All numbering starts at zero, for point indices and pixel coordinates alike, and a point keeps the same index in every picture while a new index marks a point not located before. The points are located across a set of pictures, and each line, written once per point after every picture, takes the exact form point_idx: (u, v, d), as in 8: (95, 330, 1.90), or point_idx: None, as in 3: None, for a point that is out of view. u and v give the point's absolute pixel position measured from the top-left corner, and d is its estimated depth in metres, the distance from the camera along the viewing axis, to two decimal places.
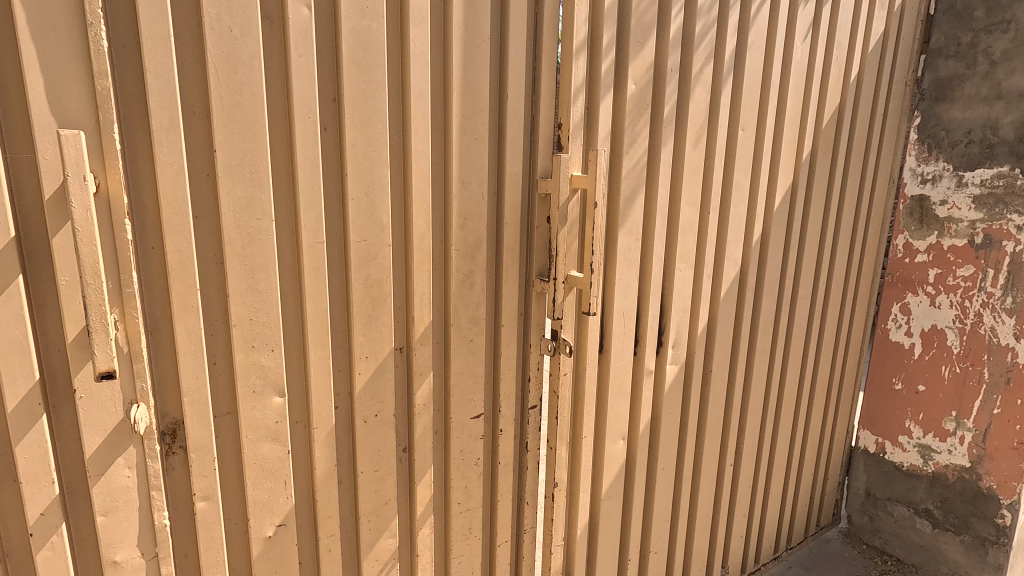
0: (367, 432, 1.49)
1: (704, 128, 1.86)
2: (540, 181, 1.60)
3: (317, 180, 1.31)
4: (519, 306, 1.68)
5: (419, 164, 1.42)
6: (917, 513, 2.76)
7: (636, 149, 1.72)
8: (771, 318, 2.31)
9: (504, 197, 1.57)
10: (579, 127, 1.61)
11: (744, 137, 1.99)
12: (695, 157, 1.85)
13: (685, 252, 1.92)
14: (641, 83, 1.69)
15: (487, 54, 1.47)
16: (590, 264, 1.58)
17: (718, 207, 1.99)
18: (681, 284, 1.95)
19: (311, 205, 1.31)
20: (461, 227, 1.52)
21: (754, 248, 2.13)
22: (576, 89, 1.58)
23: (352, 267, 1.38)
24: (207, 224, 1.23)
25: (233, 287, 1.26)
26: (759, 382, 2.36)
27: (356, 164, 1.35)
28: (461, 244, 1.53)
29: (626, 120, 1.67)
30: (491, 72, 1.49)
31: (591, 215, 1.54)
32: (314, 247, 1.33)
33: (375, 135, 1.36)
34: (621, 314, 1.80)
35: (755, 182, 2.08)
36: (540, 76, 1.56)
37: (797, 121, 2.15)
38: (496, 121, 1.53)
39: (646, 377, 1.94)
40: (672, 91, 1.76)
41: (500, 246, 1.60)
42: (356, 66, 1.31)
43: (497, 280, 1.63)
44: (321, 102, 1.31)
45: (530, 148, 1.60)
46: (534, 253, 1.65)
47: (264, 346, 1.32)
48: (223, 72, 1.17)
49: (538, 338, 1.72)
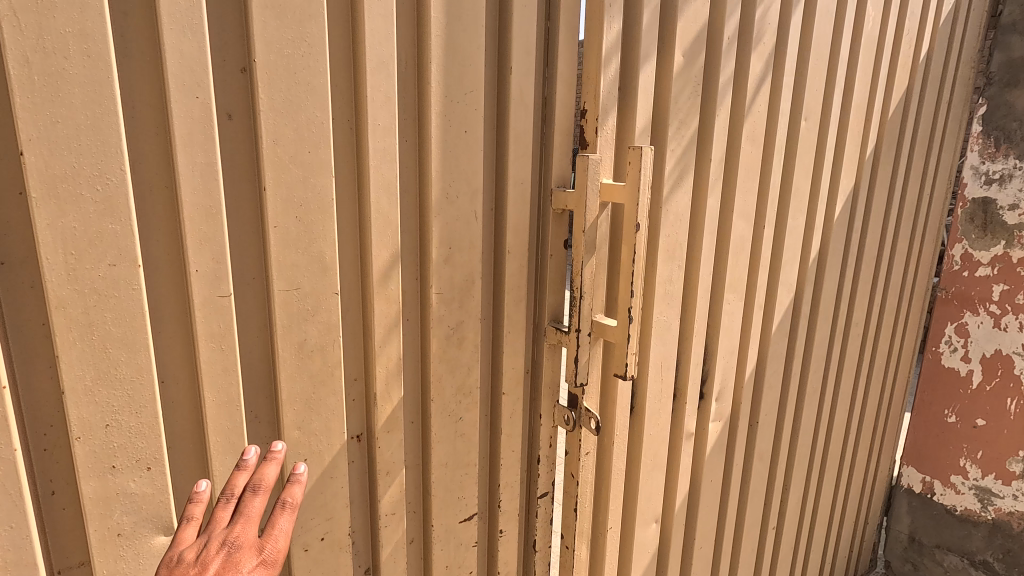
0: (309, 565, 1.01)
1: (763, 118, 1.40)
2: (556, 194, 1.12)
3: (216, 199, 0.82)
4: (525, 363, 1.22)
5: (380, 171, 0.94)
6: (972, 564, 2.41)
7: (682, 145, 1.25)
8: (823, 351, 1.90)
9: (506, 215, 1.09)
10: (613, 112, 1.12)
11: (807, 129, 1.54)
12: (753, 155, 1.40)
13: (736, 279, 1.48)
14: (692, 52, 1.21)
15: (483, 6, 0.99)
16: (626, 310, 1.11)
17: (774, 219, 1.55)
18: (729, 320, 1.50)
19: (206, 240, 0.82)
20: (445, 261, 1.04)
21: (812, 268, 1.70)
22: (607, 51, 1.08)
23: (279, 330, 0.90)
24: (22, 276, 0.73)
25: (72, 378, 0.76)
26: (808, 427, 1.95)
27: (281, 172, 0.85)
28: (444, 286, 1.05)
29: (671, 104, 1.20)
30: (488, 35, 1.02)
31: (630, 242, 1.08)
32: (211, 304, 0.84)
33: (310, 127, 0.87)
34: (658, 365, 1.36)
35: (816, 187, 1.64)
36: (557, 40, 1.08)
37: (864, 110, 1.71)
38: (494, 107, 1.06)
39: (685, 441, 1.50)
40: (728, 65, 1.29)
41: (499, 283, 1.14)
42: (276, 16, 0.81)
43: (495, 330, 1.17)
44: (218, 72, 0.81)
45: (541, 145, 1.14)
46: (546, 290, 1.20)
47: (133, 463, 0.83)
48: (26, 15, 0.66)
49: (551, 405, 1.26)
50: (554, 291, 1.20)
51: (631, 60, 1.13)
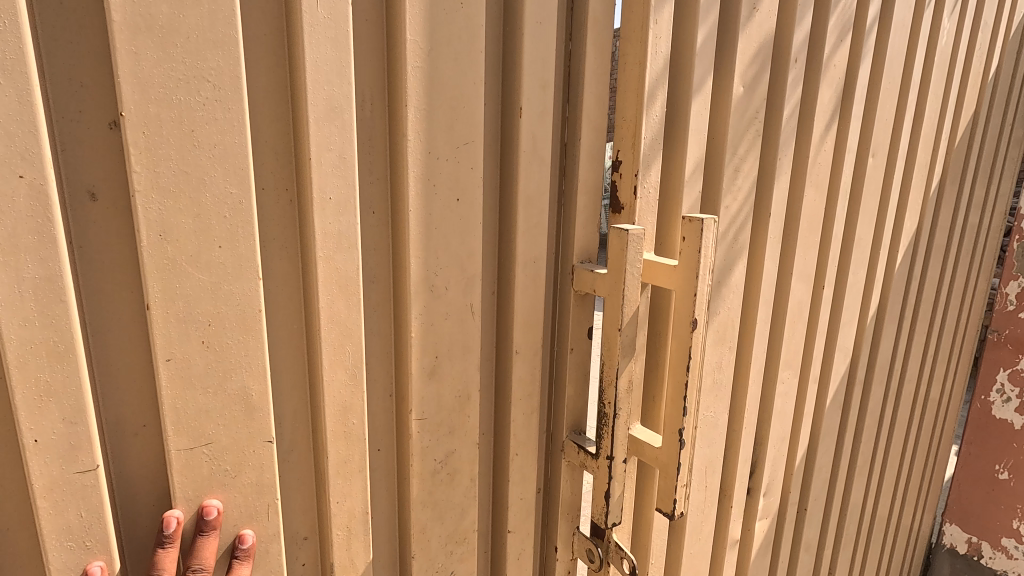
0: None
1: (830, 158, 1.12)
2: (578, 270, 0.85)
3: (63, 329, 0.52)
4: (536, 483, 0.93)
5: (334, 261, 0.65)
6: None
7: (738, 197, 0.97)
8: (876, 419, 1.62)
9: (512, 303, 0.81)
10: (656, 164, 0.83)
11: (874, 166, 1.26)
12: (815, 204, 1.12)
13: (791, 353, 1.20)
14: (752, 80, 0.93)
15: (483, 24, 0.71)
16: (673, 431, 0.81)
17: (834, 276, 1.27)
18: (782, 403, 1.22)
19: (50, 391, 0.52)
20: (431, 372, 0.75)
21: (870, 329, 1.42)
22: (650, 86, 0.79)
23: (181, 506, 0.60)
24: None
25: None
26: (856, 504, 1.68)
27: (176, 281, 0.56)
28: (429, 409, 0.76)
29: (728, 145, 0.91)
30: (488, 63, 0.74)
31: (684, 344, 0.78)
32: (64, 485, 0.54)
33: (220, 208, 0.57)
34: (703, 469, 1.07)
35: (879, 233, 1.36)
36: (580, 71, 0.80)
37: (931, 140, 1.44)
38: (496, 158, 0.78)
39: (729, 551, 1.22)
40: (793, 95, 1.00)
41: (503, 388, 0.86)
42: (159, 43, 0.52)
43: (497, 446, 0.88)
44: (68, 128, 0.51)
45: (559, 204, 0.86)
46: (564, 390, 0.92)
47: None
48: None
49: (570, 531, 0.98)
50: (573, 394, 0.92)
51: (678, 93, 0.84)
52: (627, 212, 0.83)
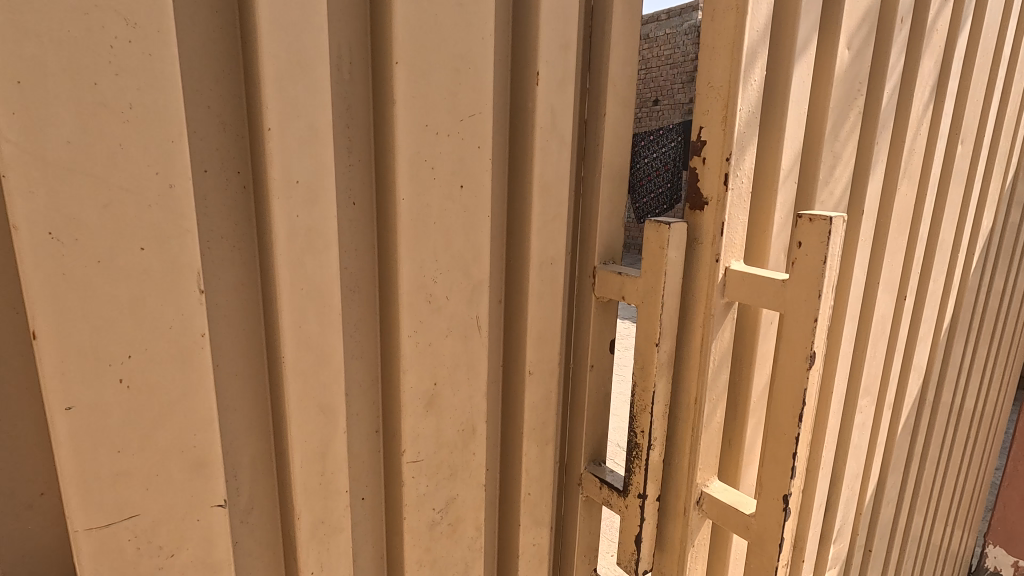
0: None
1: (922, 150, 1.01)
2: (600, 270, 0.73)
3: None
4: (552, 522, 0.80)
5: (307, 267, 0.50)
6: None
7: (830, 192, 0.87)
8: (940, 438, 1.53)
9: (526, 311, 0.68)
10: (751, 151, 0.72)
11: (960, 160, 1.15)
12: (908, 200, 1.01)
13: (871, 373, 1.08)
14: (856, 47, 0.82)
15: None
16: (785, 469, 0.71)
17: (916, 283, 1.16)
18: (861, 430, 1.11)
19: None
20: (432, 402, 0.61)
21: (944, 343, 1.33)
22: (746, 65, 0.68)
23: None
24: None
25: None
26: (915, 528, 1.59)
27: (78, 298, 0.40)
28: (429, 447, 0.62)
29: (826, 130, 0.81)
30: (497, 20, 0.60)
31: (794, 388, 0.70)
32: None
33: (140, 196, 0.41)
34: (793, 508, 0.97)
35: (959, 238, 1.26)
36: (606, 33, 0.68)
37: (1009, 137, 1.35)
38: (504, 138, 0.64)
39: None
40: (894, 72, 0.89)
41: (513, 414, 0.72)
42: None
43: (508, 482, 0.75)
44: None
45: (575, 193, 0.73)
46: (582, 410, 0.80)
47: None
48: None
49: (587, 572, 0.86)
50: (593, 419, 0.79)
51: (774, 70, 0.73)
52: (712, 209, 0.71)
